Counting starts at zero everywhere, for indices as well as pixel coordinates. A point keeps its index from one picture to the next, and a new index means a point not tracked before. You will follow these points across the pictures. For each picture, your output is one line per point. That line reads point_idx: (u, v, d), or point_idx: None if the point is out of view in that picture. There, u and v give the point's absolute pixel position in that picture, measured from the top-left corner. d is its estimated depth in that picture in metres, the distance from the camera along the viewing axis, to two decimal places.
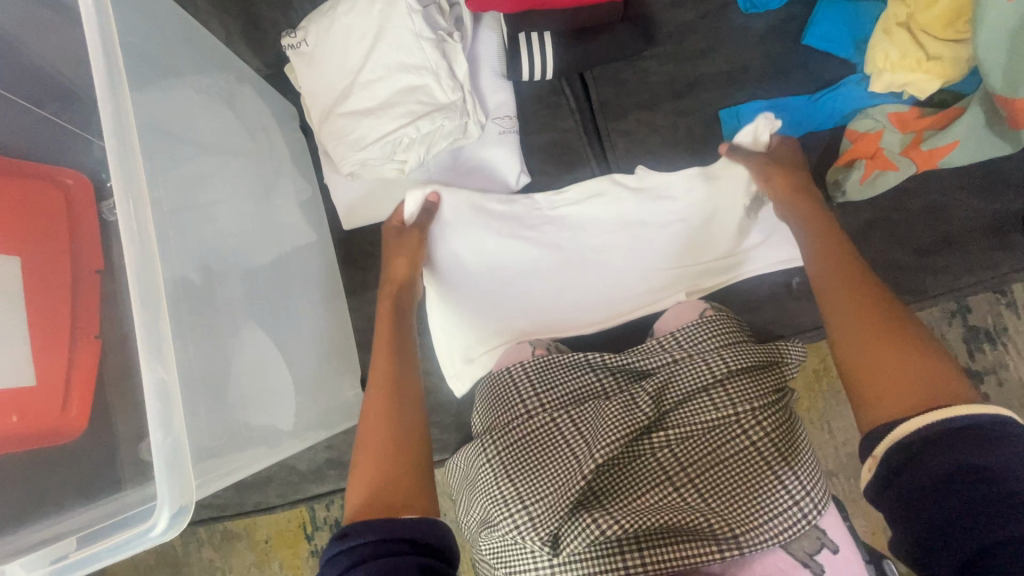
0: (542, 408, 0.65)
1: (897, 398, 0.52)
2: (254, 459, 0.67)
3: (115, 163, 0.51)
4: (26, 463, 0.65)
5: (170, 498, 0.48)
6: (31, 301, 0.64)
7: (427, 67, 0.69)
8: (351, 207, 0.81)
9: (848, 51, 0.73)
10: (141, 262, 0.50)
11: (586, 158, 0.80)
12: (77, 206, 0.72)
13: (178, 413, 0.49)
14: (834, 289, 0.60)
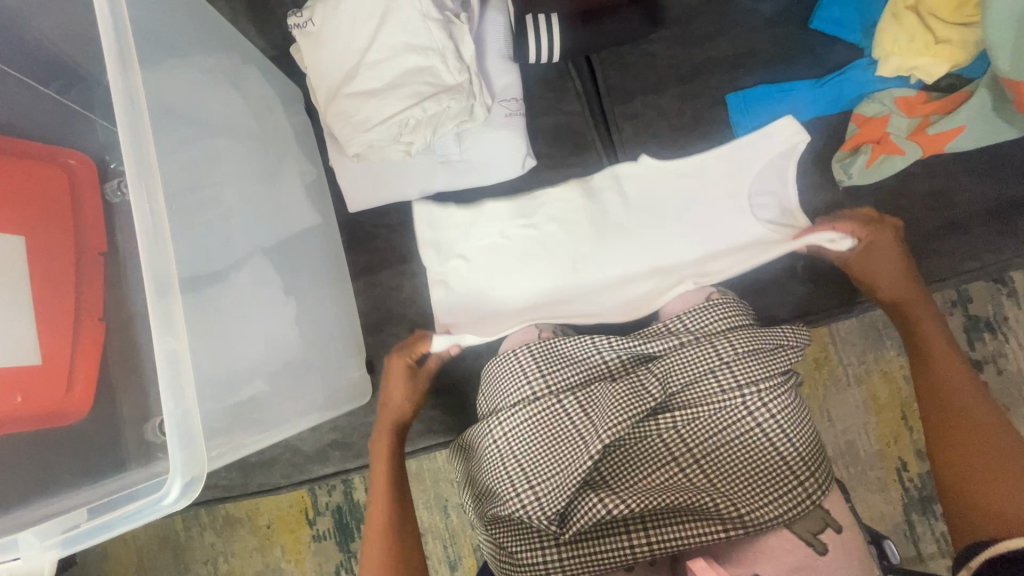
0: (548, 390, 0.65)
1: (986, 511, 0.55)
2: (264, 436, 0.68)
3: (126, 138, 0.51)
4: (29, 440, 0.66)
5: (182, 469, 0.48)
6: (36, 281, 0.64)
7: (433, 48, 0.69)
8: (356, 188, 0.81)
9: (856, 35, 0.73)
10: (152, 240, 0.50)
11: (591, 142, 0.80)
12: (81, 187, 0.71)
13: (190, 386, 0.49)
14: (945, 380, 0.65)
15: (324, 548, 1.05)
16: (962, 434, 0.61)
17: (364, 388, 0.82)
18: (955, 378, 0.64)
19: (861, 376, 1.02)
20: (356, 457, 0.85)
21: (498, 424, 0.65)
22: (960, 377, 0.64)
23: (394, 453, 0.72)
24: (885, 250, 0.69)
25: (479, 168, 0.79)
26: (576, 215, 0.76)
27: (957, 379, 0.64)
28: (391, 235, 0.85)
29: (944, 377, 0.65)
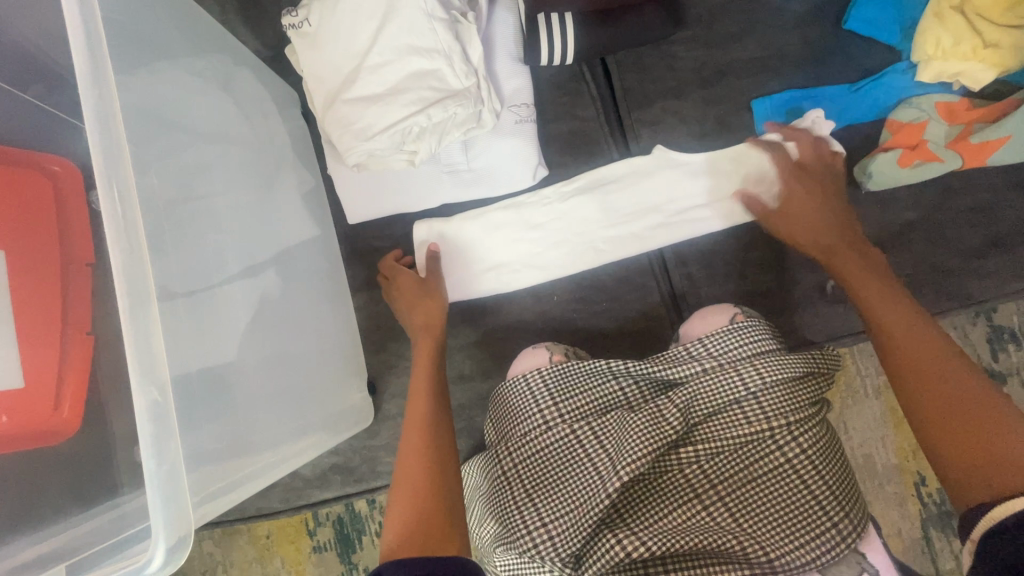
0: (561, 419, 0.61)
1: (976, 473, 0.47)
2: (262, 469, 0.63)
3: (97, 154, 0.45)
4: (11, 471, 0.62)
5: (166, 531, 0.43)
6: (16, 296, 0.59)
7: (438, 50, 0.64)
8: (356, 200, 0.76)
9: (894, 38, 0.68)
10: (131, 273, 0.45)
11: (606, 149, 0.75)
12: (66, 194, 0.66)
13: (174, 438, 0.44)
14: (902, 345, 0.56)
15: (325, 561, 1.02)
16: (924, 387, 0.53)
17: (366, 409, 0.78)
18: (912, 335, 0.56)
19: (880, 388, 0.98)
20: (359, 480, 0.81)
21: (507, 455, 0.61)
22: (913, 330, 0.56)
23: (435, 361, 0.66)
24: (808, 206, 0.64)
25: (487, 178, 0.74)
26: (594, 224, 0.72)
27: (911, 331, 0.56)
28: (393, 247, 0.81)
29: (898, 346, 0.56)
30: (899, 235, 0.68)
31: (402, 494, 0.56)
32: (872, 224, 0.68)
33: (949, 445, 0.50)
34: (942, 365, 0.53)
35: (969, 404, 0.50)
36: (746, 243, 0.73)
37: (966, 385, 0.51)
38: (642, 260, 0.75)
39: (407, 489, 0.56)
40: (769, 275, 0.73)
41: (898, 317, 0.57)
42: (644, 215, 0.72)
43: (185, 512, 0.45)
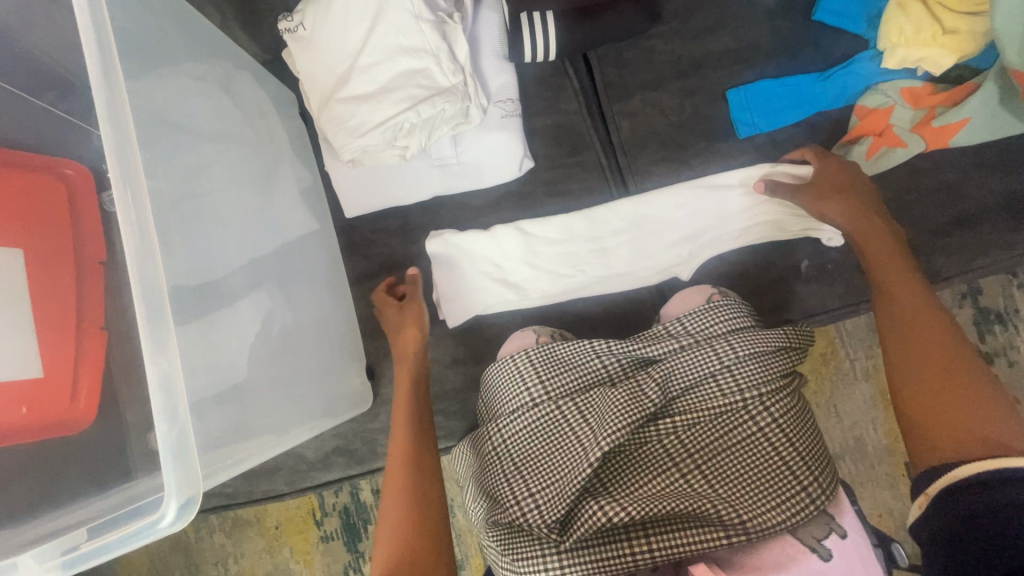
0: (547, 396, 0.64)
1: (954, 441, 0.54)
2: (266, 447, 0.67)
3: (112, 151, 0.50)
4: (30, 454, 0.66)
5: (178, 489, 0.47)
6: (37, 291, 0.64)
7: (426, 50, 0.67)
8: (351, 195, 0.79)
9: (861, 26, 0.71)
10: (144, 258, 0.49)
11: (589, 141, 0.78)
12: (78, 197, 0.71)
13: (183, 406, 0.48)
14: (908, 333, 0.60)
15: (332, 548, 1.06)
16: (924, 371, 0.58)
17: (364, 395, 0.81)
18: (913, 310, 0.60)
19: (868, 370, 1.00)
20: (359, 463, 0.84)
21: (496, 430, 0.65)
22: (923, 320, 0.60)
23: (419, 383, 0.71)
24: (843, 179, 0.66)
25: (475, 170, 0.77)
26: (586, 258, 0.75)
27: (915, 312, 0.60)
28: (388, 239, 0.84)
29: (909, 335, 0.60)
30: None
31: (388, 528, 0.59)
32: None
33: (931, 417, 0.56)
34: (943, 352, 0.58)
35: (961, 385, 0.56)
36: None
37: (959, 368, 0.57)
38: None
39: (395, 520, 0.59)
40: (748, 257, 0.76)
41: (914, 300, 0.61)
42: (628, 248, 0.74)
43: (194, 475, 0.49)
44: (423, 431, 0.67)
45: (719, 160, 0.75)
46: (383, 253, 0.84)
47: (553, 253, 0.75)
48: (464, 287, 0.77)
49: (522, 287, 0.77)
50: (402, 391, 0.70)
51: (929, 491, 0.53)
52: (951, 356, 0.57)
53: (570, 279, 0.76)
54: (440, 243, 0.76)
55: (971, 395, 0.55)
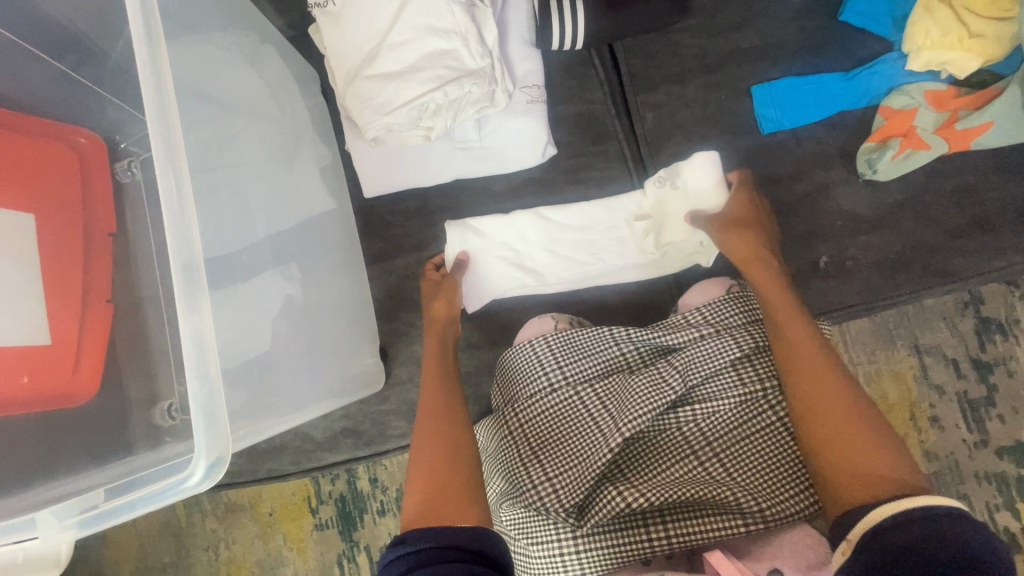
0: (565, 381, 0.64)
1: (859, 486, 0.50)
2: (282, 419, 0.66)
3: (153, 113, 0.49)
4: (29, 425, 0.64)
5: (207, 449, 0.47)
6: (45, 259, 0.64)
7: (456, 31, 0.68)
8: (372, 174, 0.79)
9: (887, 29, 0.72)
10: (178, 220, 0.48)
11: (612, 130, 0.78)
12: (89, 165, 0.72)
13: (215, 366, 0.47)
14: (805, 380, 0.57)
15: (326, 537, 1.04)
16: (825, 421, 0.54)
17: (376, 375, 0.80)
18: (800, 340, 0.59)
19: (871, 375, 1.00)
20: (367, 445, 0.83)
21: (513, 414, 0.65)
22: (804, 350, 0.58)
23: (444, 350, 0.71)
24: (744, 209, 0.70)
25: (500, 154, 0.77)
26: (602, 245, 0.75)
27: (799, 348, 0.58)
28: (406, 221, 0.83)
29: (802, 382, 0.57)
30: (889, 215, 0.72)
31: (418, 476, 0.58)
32: (864, 205, 0.72)
33: (834, 460, 0.52)
34: (836, 395, 0.55)
35: (858, 427, 0.53)
36: None
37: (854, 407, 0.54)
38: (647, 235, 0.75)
39: (425, 468, 0.59)
40: None
41: (800, 338, 0.59)
42: (637, 237, 0.75)
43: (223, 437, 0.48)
44: (453, 396, 0.66)
45: (744, 154, 0.75)
46: (399, 234, 0.83)
47: (568, 240, 0.76)
48: (485, 275, 0.76)
49: (540, 272, 0.76)
50: (429, 358, 0.69)
51: (851, 537, 0.47)
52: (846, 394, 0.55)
53: (587, 267, 0.76)
54: (458, 231, 0.75)
55: (871, 444, 0.52)
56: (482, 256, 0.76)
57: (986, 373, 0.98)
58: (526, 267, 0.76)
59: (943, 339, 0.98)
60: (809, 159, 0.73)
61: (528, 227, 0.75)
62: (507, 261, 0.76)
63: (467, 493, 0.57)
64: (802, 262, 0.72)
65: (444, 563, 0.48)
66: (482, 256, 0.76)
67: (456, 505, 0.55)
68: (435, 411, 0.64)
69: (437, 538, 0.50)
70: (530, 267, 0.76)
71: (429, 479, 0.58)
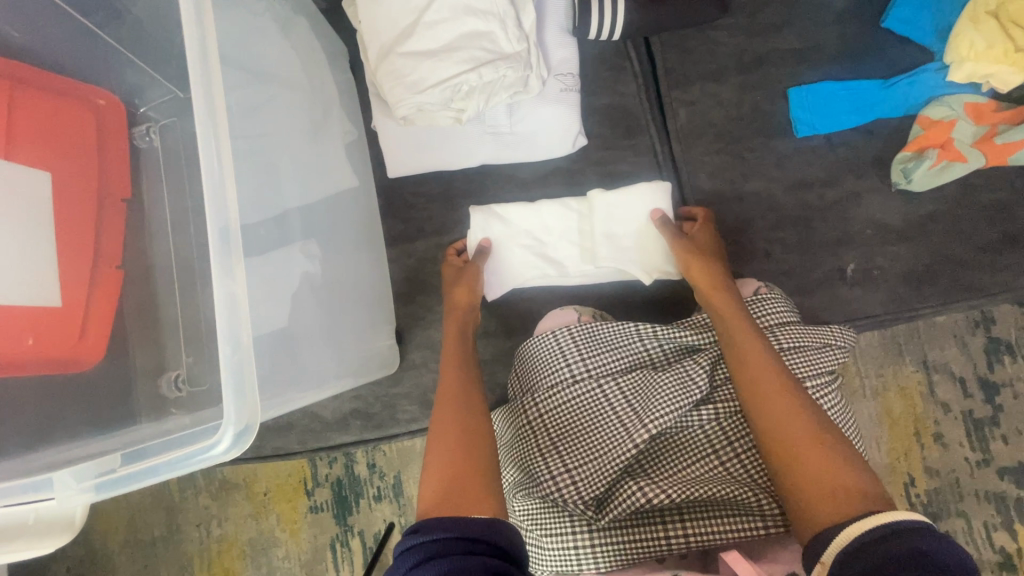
0: (588, 374, 0.64)
1: (827, 501, 0.49)
2: (300, 397, 0.65)
3: (196, 76, 0.48)
4: (37, 388, 0.62)
5: (236, 417, 0.46)
6: (60, 222, 0.62)
7: (494, 13, 0.67)
8: (397, 153, 0.77)
9: (927, 38, 0.71)
10: (214, 187, 0.48)
11: (644, 125, 0.77)
12: (108, 128, 0.70)
13: (246, 333, 0.47)
14: (764, 394, 0.56)
15: (320, 520, 1.02)
16: (790, 439, 0.53)
17: (391, 357, 0.78)
18: (754, 356, 0.58)
19: (878, 389, 0.99)
20: (376, 427, 0.82)
21: (533, 403, 0.64)
22: (760, 366, 0.57)
23: (463, 336, 0.70)
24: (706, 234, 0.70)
25: (529, 141, 0.76)
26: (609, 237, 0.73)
27: (757, 366, 0.57)
28: (428, 204, 0.82)
29: (760, 403, 0.55)
30: (919, 227, 0.71)
31: (436, 462, 0.58)
32: (895, 215, 0.72)
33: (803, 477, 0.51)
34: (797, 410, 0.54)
35: (824, 441, 0.52)
36: (776, 222, 0.73)
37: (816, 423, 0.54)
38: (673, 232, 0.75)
39: (443, 454, 0.58)
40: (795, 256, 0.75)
41: (753, 354, 0.58)
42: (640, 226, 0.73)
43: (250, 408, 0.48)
44: (471, 383, 0.65)
45: (776, 156, 0.74)
46: (421, 217, 0.82)
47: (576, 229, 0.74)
48: (503, 264, 0.75)
49: (558, 262, 0.75)
50: (448, 344, 0.69)
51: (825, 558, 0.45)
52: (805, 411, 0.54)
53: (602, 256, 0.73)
54: (482, 216, 0.74)
55: (836, 461, 0.51)
56: (501, 246, 0.75)
57: (992, 394, 0.97)
58: (544, 257, 0.75)
59: (953, 356, 0.98)
60: (842, 165, 0.73)
61: (538, 216, 0.74)
62: (525, 251, 0.75)
63: (483, 482, 0.56)
64: (829, 268, 0.72)
65: (459, 554, 0.47)
66: (501, 246, 0.75)
67: (474, 494, 0.54)
68: (453, 397, 0.63)
69: (455, 527, 0.49)
70: (547, 258, 0.75)
71: (447, 466, 0.57)
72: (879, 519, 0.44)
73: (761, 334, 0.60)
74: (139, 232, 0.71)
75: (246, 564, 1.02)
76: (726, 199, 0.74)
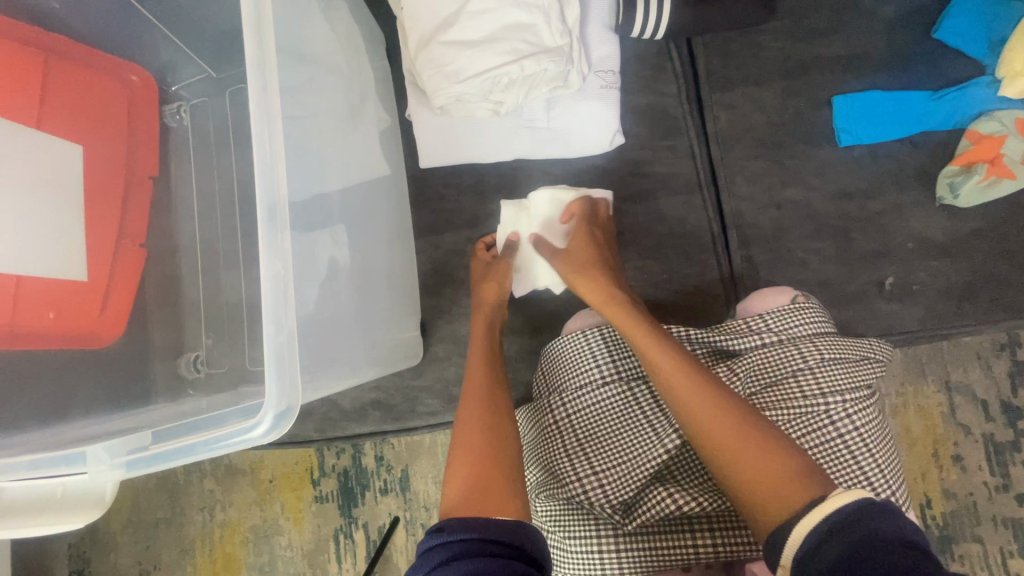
0: (618, 376, 0.63)
1: (768, 498, 0.46)
2: (334, 384, 0.64)
3: (252, 58, 0.48)
4: (58, 364, 0.61)
5: (279, 396, 0.46)
6: (89, 194, 0.61)
7: (539, 6, 0.66)
8: (431, 144, 0.76)
9: (981, 52, 0.70)
10: (266, 165, 0.48)
11: (683, 127, 0.75)
12: (139, 105, 0.69)
13: (291, 314, 0.47)
14: (681, 397, 0.54)
15: (324, 511, 1.01)
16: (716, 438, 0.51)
17: (415, 349, 0.78)
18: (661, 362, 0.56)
19: (897, 407, 0.97)
20: (395, 419, 0.80)
21: (560, 403, 0.63)
22: (670, 371, 0.55)
23: (493, 333, 0.69)
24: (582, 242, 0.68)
25: (565, 137, 0.75)
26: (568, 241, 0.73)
27: (669, 372, 0.55)
28: (458, 196, 0.81)
29: (680, 404, 0.53)
30: (963, 242, 0.70)
31: (464, 457, 0.57)
32: (938, 229, 0.71)
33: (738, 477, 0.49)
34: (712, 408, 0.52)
35: (746, 432, 0.50)
36: (814, 232, 0.72)
37: (739, 418, 0.51)
38: (706, 237, 0.74)
39: (470, 453, 0.57)
40: None
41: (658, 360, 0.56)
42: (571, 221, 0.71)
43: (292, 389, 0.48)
44: (499, 379, 0.64)
45: (819, 165, 0.73)
46: (451, 209, 0.81)
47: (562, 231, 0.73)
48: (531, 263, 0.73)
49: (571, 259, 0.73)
50: (476, 340, 0.68)
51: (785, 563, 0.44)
52: (723, 408, 0.52)
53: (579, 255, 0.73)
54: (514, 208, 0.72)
55: (765, 456, 0.49)
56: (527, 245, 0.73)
57: (1016, 418, 0.95)
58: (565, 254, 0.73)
59: (978, 377, 0.96)
60: (886, 177, 0.72)
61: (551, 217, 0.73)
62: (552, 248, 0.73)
63: (510, 481, 0.55)
64: (868, 280, 0.71)
65: (484, 556, 0.46)
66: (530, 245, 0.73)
67: (500, 494, 0.53)
68: (481, 394, 0.62)
69: (481, 527, 0.48)
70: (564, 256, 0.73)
71: (475, 464, 0.56)
72: (826, 510, 0.43)
73: (655, 331, 0.59)
74: (166, 210, 0.70)
75: (248, 551, 1.01)
76: (764, 206, 0.73)
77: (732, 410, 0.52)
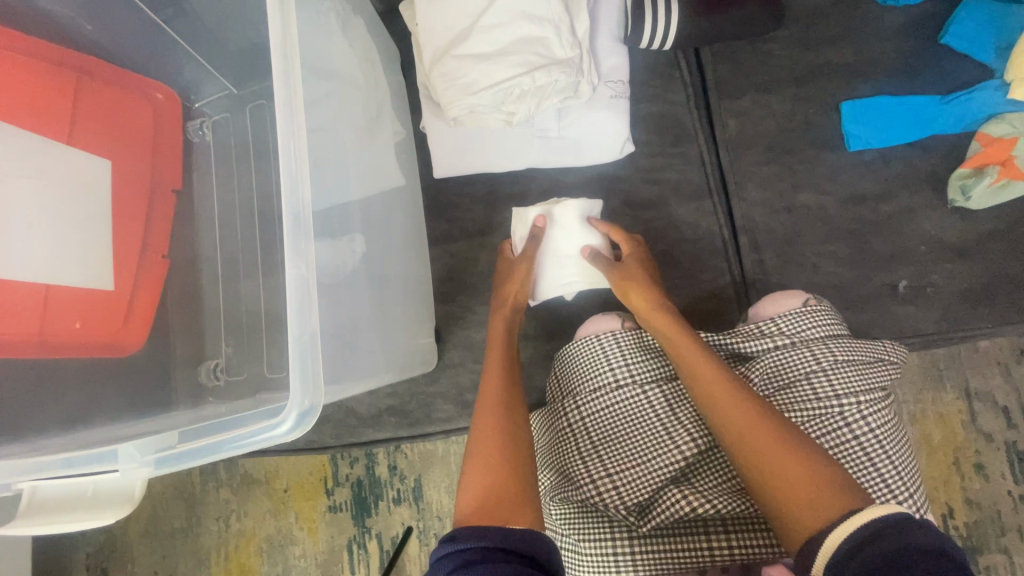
0: (631, 380, 0.63)
1: (801, 506, 0.47)
2: (354, 387, 0.65)
3: (280, 74, 0.51)
4: (84, 371, 0.63)
5: (301, 395, 0.48)
6: (116, 206, 0.63)
7: (549, 20, 0.68)
8: (446, 154, 0.78)
9: (988, 55, 0.70)
10: (292, 172, 0.50)
11: (693, 134, 0.77)
12: (164, 120, 0.72)
13: (315, 315, 0.49)
14: (716, 403, 0.55)
15: (338, 520, 1.01)
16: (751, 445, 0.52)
17: (430, 355, 0.79)
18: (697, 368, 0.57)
19: (916, 414, 0.95)
20: (411, 425, 0.81)
21: (573, 406, 0.64)
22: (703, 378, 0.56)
23: (509, 337, 0.69)
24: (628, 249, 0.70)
25: (576, 145, 0.76)
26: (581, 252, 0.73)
27: (703, 377, 0.56)
28: (472, 205, 0.83)
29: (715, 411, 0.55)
30: (978, 244, 0.70)
31: (481, 459, 0.58)
32: (951, 231, 0.71)
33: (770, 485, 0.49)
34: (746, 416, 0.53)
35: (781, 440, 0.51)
36: (826, 235, 0.73)
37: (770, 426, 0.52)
38: (718, 242, 0.75)
39: (486, 456, 0.58)
40: None
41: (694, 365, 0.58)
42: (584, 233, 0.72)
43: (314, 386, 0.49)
44: (515, 382, 0.65)
45: (829, 169, 0.73)
46: (465, 218, 0.83)
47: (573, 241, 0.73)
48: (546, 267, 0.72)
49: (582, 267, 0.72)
50: (493, 343, 0.68)
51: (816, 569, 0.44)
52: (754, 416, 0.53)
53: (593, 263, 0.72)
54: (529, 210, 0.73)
55: (797, 467, 0.49)
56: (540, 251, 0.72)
57: None
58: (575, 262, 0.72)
59: (998, 382, 0.95)
60: (897, 180, 0.72)
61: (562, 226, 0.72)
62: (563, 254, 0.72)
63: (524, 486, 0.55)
64: (882, 283, 0.71)
65: (495, 563, 0.46)
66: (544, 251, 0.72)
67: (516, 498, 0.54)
68: (497, 399, 0.62)
69: (493, 535, 0.48)
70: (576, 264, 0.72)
71: (490, 468, 0.57)
72: (855, 522, 0.44)
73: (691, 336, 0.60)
74: (188, 222, 0.73)
75: (262, 561, 1.02)
76: (775, 210, 0.74)
77: (768, 416, 0.53)
